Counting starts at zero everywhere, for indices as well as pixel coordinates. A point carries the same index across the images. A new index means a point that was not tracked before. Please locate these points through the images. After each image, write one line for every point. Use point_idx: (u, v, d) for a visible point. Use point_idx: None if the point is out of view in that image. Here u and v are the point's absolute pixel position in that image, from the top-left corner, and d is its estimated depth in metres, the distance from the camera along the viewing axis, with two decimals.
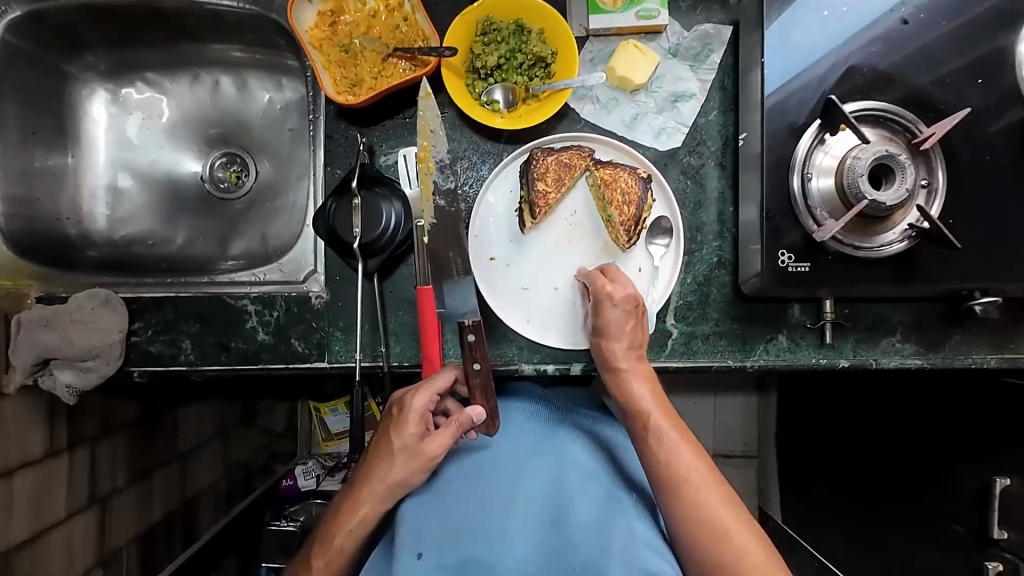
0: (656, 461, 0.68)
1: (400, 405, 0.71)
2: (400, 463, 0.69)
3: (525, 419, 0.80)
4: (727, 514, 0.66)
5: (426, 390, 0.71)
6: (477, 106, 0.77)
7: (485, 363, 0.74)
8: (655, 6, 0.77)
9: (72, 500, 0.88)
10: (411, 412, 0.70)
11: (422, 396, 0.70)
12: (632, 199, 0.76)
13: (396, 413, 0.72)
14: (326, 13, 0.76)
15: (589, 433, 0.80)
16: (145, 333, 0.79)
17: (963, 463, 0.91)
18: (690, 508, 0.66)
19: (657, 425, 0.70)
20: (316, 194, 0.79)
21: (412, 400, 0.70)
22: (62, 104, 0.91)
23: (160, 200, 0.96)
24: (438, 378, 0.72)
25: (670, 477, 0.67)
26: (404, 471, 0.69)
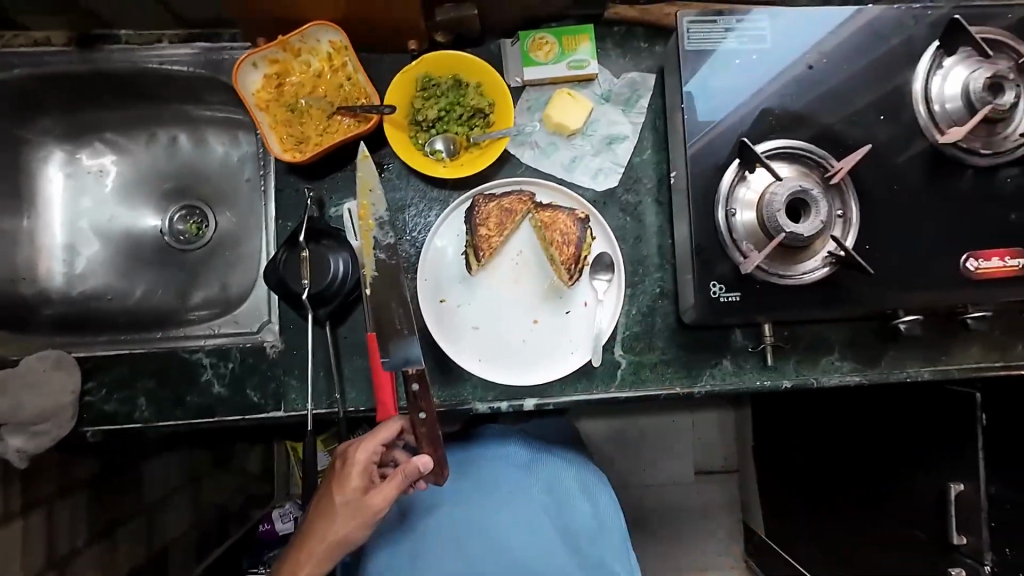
0: None
1: (344, 459, 0.72)
2: (343, 517, 0.69)
3: (491, 470, 0.85)
4: None
5: (371, 442, 0.72)
6: (422, 157, 0.81)
7: (431, 412, 0.74)
8: (585, 56, 0.83)
9: (28, 565, 0.87)
10: (355, 464, 0.71)
11: (366, 447, 0.71)
12: (571, 239, 0.79)
13: (341, 466, 0.72)
14: (272, 76, 0.79)
15: (553, 480, 0.86)
16: (100, 391, 0.80)
17: (922, 473, 0.91)
18: None
19: None
20: (268, 246, 0.82)
21: (356, 452, 0.71)
22: (17, 168, 0.92)
23: (118, 255, 0.97)
24: (383, 430, 0.73)
25: None
26: (346, 528, 0.69)
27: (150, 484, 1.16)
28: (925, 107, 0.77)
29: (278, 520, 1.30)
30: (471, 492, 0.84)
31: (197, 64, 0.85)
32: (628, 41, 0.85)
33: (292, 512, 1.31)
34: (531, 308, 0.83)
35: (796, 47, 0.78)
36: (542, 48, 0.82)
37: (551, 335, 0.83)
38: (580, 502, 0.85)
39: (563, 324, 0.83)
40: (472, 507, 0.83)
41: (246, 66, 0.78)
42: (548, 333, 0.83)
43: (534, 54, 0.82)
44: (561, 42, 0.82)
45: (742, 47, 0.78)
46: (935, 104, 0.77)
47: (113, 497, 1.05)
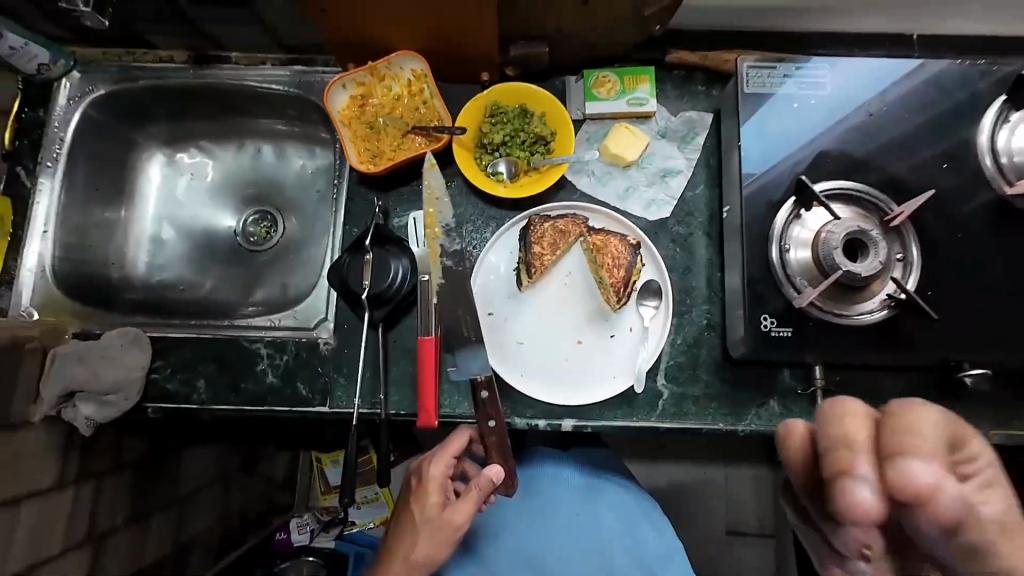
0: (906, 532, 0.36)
1: (421, 477, 0.79)
2: (427, 534, 0.75)
3: (556, 489, 0.93)
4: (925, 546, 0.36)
5: (446, 456, 0.79)
6: (484, 177, 0.86)
7: (500, 420, 0.79)
8: (645, 95, 0.87)
9: (70, 535, 0.90)
10: (432, 479, 0.78)
11: (441, 462, 0.78)
12: (621, 263, 0.81)
13: (418, 484, 0.79)
14: (357, 97, 0.88)
15: (615, 505, 0.92)
16: (164, 370, 0.85)
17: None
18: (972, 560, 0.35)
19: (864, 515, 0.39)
20: (333, 249, 0.87)
21: (432, 468, 0.78)
22: (123, 166, 1.03)
23: (194, 250, 1.05)
24: (454, 442, 0.80)
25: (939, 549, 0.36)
26: (430, 543, 0.74)
27: (187, 474, 1.19)
28: (991, 159, 0.77)
29: (294, 531, 1.38)
30: (541, 509, 0.91)
31: (291, 84, 0.95)
32: (687, 82, 0.90)
33: (308, 524, 1.39)
34: (576, 329, 0.84)
35: (855, 95, 0.80)
36: (604, 85, 0.88)
37: (595, 356, 0.83)
38: (645, 527, 0.91)
39: (607, 348, 0.84)
40: (542, 525, 0.90)
41: (336, 87, 0.86)
42: (591, 356, 0.83)
43: (596, 90, 0.88)
44: (623, 81, 0.88)
45: (801, 92, 0.81)
46: (1002, 157, 0.76)
47: (154, 481, 1.08)
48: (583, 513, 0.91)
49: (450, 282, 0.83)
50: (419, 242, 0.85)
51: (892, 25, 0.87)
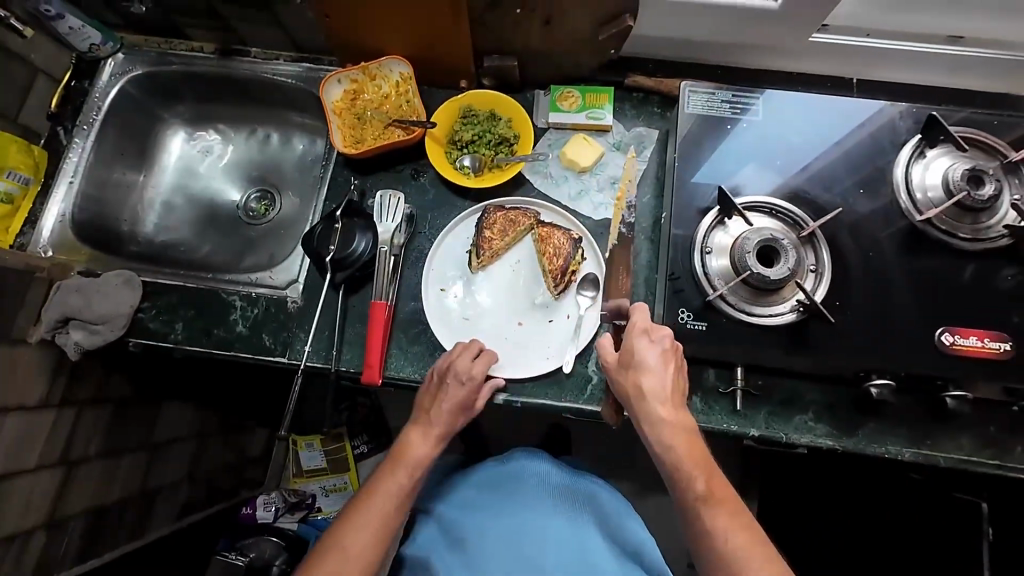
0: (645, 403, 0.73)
1: (460, 374, 0.82)
2: (455, 413, 0.82)
3: (538, 480, 0.99)
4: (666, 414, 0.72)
5: (485, 358, 0.84)
6: (452, 170, 0.97)
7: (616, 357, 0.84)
8: (603, 110, 0.98)
9: (45, 455, 0.99)
10: (462, 373, 0.82)
11: (481, 364, 0.83)
12: (561, 253, 0.91)
13: (457, 380, 0.82)
14: (350, 92, 1.00)
15: (590, 500, 0.97)
16: (150, 311, 0.96)
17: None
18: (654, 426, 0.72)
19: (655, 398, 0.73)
20: (313, 220, 0.98)
21: (461, 361, 0.83)
22: (149, 138, 1.17)
23: (199, 217, 1.18)
24: (467, 346, 0.85)
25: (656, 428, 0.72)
26: (450, 420, 0.83)
27: (162, 424, 1.28)
28: (905, 190, 0.84)
29: (260, 507, 1.46)
30: (527, 499, 0.96)
31: (299, 79, 1.09)
32: (643, 104, 1.00)
33: (274, 503, 1.47)
34: (518, 312, 0.92)
35: (786, 125, 0.89)
36: (567, 99, 0.99)
37: (536, 337, 0.91)
38: (623, 517, 0.96)
39: (544, 331, 0.91)
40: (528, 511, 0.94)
41: (332, 82, 0.99)
42: (529, 338, 0.91)
43: (560, 103, 0.99)
44: (585, 97, 0.99)
45: (737, 117, 0.90)
46: (917, 191, 0.83)
47: (131, 423, 1.18)
48: (565, 504, 0.95)
49: (620, 244, 0.93)
50: (383, 221, 0.94)
51: (833, 68, 0.96)
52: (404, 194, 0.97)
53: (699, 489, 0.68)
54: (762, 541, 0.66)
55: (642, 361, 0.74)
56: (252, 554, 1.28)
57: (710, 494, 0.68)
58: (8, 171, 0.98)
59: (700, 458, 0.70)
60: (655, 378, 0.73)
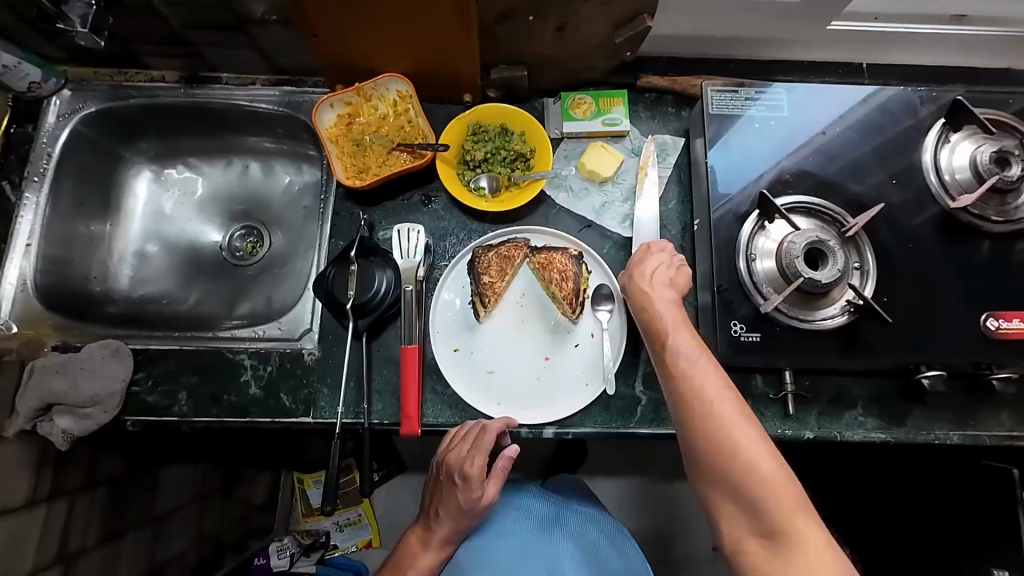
0: (637, 282, 0.77)
1: (455, 468, 0.80)
2: (458, 511, 0.84)
3: (522, 515, 0.94)
4: (658, 291, 0.75)
5: (481, 446, 0.78)
6: (468, 193, 0.90)
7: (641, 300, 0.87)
8: (619, 115, 0.93)
9: (39, 556, 0.87)
10: (458, 469, 0.80)
11: (478, 458, 0.78)
12: (568, 275, 0.85)
13: (454, 474, 0.81)
14: (344, 116, 0.91)
15: (574, 523, 0.95)
16: (146, 383, 0.85)
17: (966, 556, 0.92)
18: (643, 299, 0.75)
19: (649, 279, 0.76)
20: (320, 261, 0.90)
21: (454, 453, 0.80)
22: (111, 183, 1.04)
23: (179, 265, 1.06)
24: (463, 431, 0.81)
25: (646, 304, 0.74)
26: (456, 519, 0.84)
27: (163, 492, 1.17)
28: (935, 175, 0.83)
29: (274, 555, 1.39)
30: (507, 535, 0.91)
31: (280, 103, 0.98)
32: (657, 105, 0.96)
33: (288, 548, 1.41)
34: (551, 340, 0.87)
35: (811, 119, 0.87)
36: (580, 106, 0.93)
37: (577, 366, 0.86)
38: (610, 548, 0.93)
39: (572, 357, 0.86)
40: (508, 550, 0.90)
41: (323, 106, 0.89)
42: (562, 368, 0.86)
43: (573, 111, 0.93)
44: (598, 103, 0.93)
45: (762, 113, 0.87)
46: (945, 174, 0.83)
47: (129, 500, 1.06)
48: (544, 532, 0.92)
49: None
50: (405, 255, 0.87)
51: (843, 54, 0.95)
52: (421, 224, 0.89)
53: (676, 347, 0.69)
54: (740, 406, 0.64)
55: (642, 256, 0.79)
56: None
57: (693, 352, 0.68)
58: None
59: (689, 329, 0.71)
60: (655, 269, 0.77)
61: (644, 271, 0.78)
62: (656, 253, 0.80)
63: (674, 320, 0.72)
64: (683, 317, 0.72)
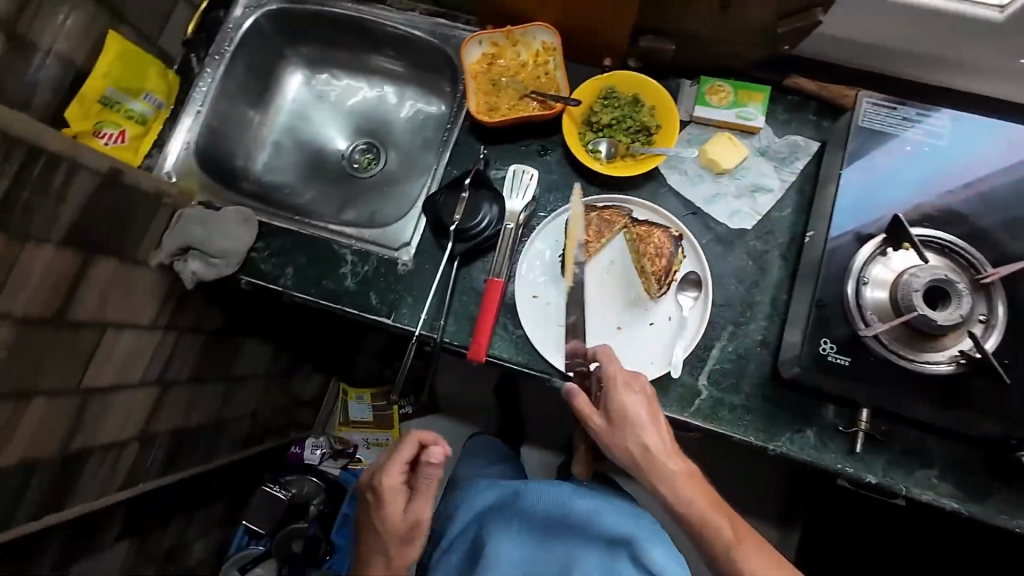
0: (657, 469, 0.79)
1: (387, 489, 0.83)
2: (395, 533, 0.84)
3: (545, 508, 0.92)
4: (680, 478, 0.78)
5: (405, 460, 0.84)
6: (583, 152, 0.91)
7: None
8: (755, 111, 0.91)
9: (146, 374, 1.01)
10: (396, 489, 0.83)
11: (397, 468, 0.84)
12: (663, 253, 0.85)
13: (377, 490, 0.84)
14: (488, 55, 0.96)
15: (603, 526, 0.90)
16: (263, 252, 0.96)
17: None
18: (674, 490, 0.78)
19: (665, 458, 0.79)
20: (431, 184, 0.96)
21: (383, 476, 0.84)
22: (270, 76, 1.16)
23: (305, 163, 1.18)
24: (402, 448, 0.84)
25: (677, 495, 0.78)
26: (404, 546, 0.85)
27: (241, 359, 1.31)
28: None
29: (307, 448, 1.55)
30: (530, 535, 0.91)
31: (432, 34, 1.05)
32: (797, 109, 0.92)
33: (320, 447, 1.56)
34: (626, 313, 0.88)
35: (975, 155, 0.80)
36: (718, 93, 0.92)
37: (648, 343, 0.87)
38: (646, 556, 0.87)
39: (643, 333, 0.87)
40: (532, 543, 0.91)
41: (473, 42, 0.94)
42: (631, 341, 0.87)
43: (709, 97, 0.92)
44: (738, 93, 0.91)
45: (918, 137, 0.82)
46: None
47: (217, 354, 1.21)
48: (570, 529, 0.90)
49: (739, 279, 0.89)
50: (512, 196, 0.91)
51: None
52: (534, 169, 0.93)
53: (722, 536, 0.75)
54: (777, 553, 0.75)
55: (636, 419, 0.79)
56: (293, 490, 1.44)
57: (736, 536, 0.75)
58: (145, 94, 0.97)
59: (715, 504, 0.78)
60: (647, 430, 0.79)
61: (649, 444, 0.79)
62: (643, 408, 0.80)
63: (708, 512, 0.77)
64: (706, 489, 0.80)
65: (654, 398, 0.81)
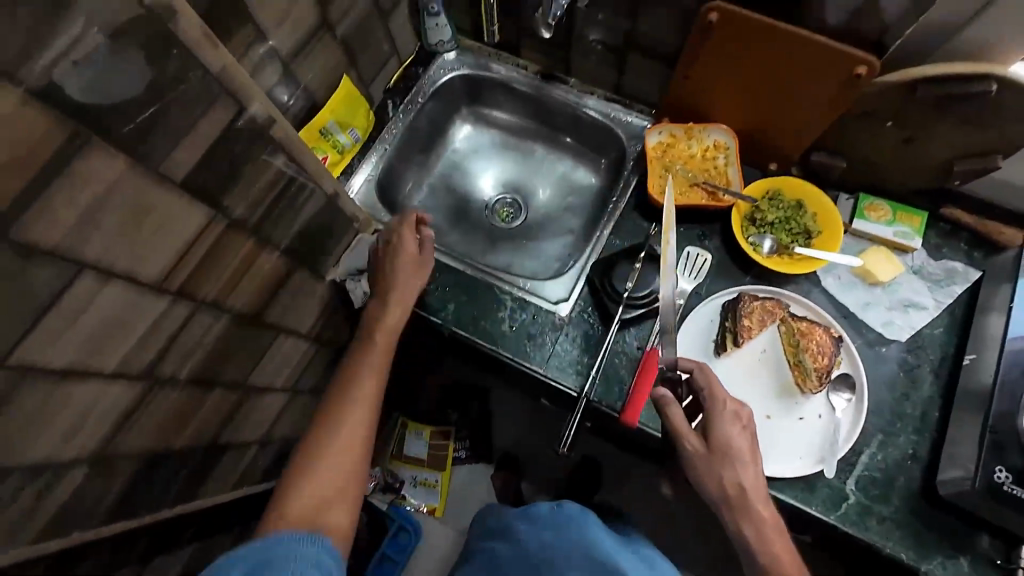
0: (746, 515, 0.75)
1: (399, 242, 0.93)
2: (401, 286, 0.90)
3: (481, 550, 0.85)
4: (765, 521, 0.75)
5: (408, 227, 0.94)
6: (746, 244, 0.97)
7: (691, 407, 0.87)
8: (911, 231, 0.97)
9: (285, 379, 1.05)
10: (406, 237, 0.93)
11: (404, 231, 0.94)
12: (825, 351, 0.88)
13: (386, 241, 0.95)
14: (664, 143, 1.05)
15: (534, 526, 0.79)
16: (428, 284, 1.02)
17: None
18: (757, 537, 0.74)
19: (751, 496, 0.75)
20: (594, 248, 1.03)
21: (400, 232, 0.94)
22: (441, 127, 1.28)
23: (452, 206, 1.27)
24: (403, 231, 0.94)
25: (760, 543, 0.74)
26: (393, 320, 0.88)
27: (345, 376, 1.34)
28: None
29: None
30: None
31: (605, 116, 1.15)
32: (950, 236, 0.98)
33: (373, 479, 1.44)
34: (775, 403, 0.90)
35: None
36: (876, 210, 0.98)
37: (797, 437, 0.88)
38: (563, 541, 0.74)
39: (793, 427, 0.89)
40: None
41: (653, 132, 1.05)
42: (780, 432, 0.88)
43: (867, 212, 0.98)
44: (895, 213, 0.98)
45: None
46: None
47: (333, 369, 1.25)
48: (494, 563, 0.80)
49: (891, 387, 0.91)
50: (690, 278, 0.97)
51: None
52: (710, 254, 0.99)
53: None
54: None
55: (728, 441, 0.77)
56: None
57: None
58: (351, 130, 1.08)
59: (793, 559, 0.74)
60: (748, 467, 0.76)
61: (745, 479, 0.76)
62: (741, 426, 0.78)
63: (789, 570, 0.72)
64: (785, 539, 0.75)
65: (749, 422, 0.80)
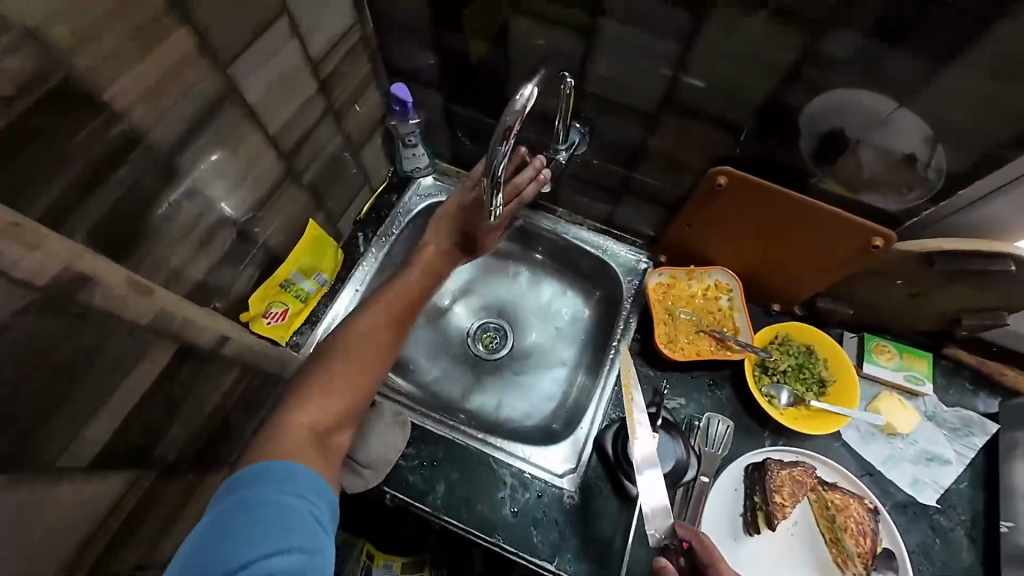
0: None
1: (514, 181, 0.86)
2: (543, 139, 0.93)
3: None
4: None
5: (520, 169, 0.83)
6: (762, 396, 0.90)
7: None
8: (921, 375, 0.94)
9: None
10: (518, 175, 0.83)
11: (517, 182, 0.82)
12: (865, 531, 0.79)
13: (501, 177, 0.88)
14: (665, 284, 0.98)
15: None
16: (412, 459, 0.87)
17: None
18: None
19: None
20: (598, 404, 0.93)
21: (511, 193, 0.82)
22: None
23: (430, 336, 1.13)
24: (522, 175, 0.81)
25: None
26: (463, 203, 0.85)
27: None
28: None
29: None
30: None
31: (600, 247, 1.07)
32: (955, 375, 0.95)
33: None
34: None
35: None
36: (884, 352, 0.95)
37: None
38: None
39: None
40: None
41: (653, 273, 0.98)
42: None
43: (875, 354, 0.95)
44: (902, 355, 0.95)
45: None
46: None
47: None
48: None
49: (929, 557, 0.84)
50: (709, 444, 0.88)
51: None
52: (724, 415, 0.91)
53: None
54: None
55: None
56: None
57: None
58: (316, 274, 0.94)
59: None
60: None
61: None
62: None
63: None
64: None
65: None
